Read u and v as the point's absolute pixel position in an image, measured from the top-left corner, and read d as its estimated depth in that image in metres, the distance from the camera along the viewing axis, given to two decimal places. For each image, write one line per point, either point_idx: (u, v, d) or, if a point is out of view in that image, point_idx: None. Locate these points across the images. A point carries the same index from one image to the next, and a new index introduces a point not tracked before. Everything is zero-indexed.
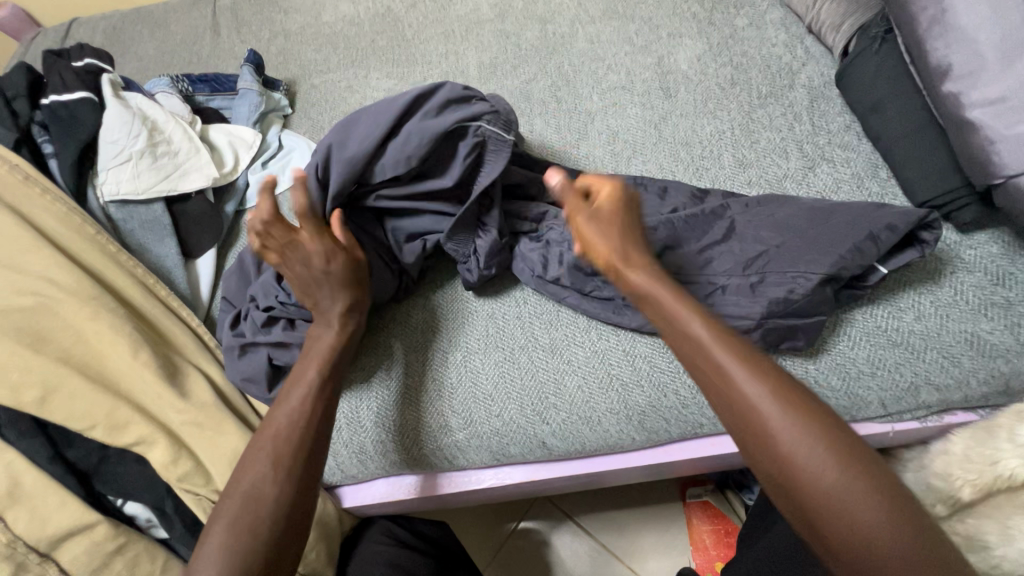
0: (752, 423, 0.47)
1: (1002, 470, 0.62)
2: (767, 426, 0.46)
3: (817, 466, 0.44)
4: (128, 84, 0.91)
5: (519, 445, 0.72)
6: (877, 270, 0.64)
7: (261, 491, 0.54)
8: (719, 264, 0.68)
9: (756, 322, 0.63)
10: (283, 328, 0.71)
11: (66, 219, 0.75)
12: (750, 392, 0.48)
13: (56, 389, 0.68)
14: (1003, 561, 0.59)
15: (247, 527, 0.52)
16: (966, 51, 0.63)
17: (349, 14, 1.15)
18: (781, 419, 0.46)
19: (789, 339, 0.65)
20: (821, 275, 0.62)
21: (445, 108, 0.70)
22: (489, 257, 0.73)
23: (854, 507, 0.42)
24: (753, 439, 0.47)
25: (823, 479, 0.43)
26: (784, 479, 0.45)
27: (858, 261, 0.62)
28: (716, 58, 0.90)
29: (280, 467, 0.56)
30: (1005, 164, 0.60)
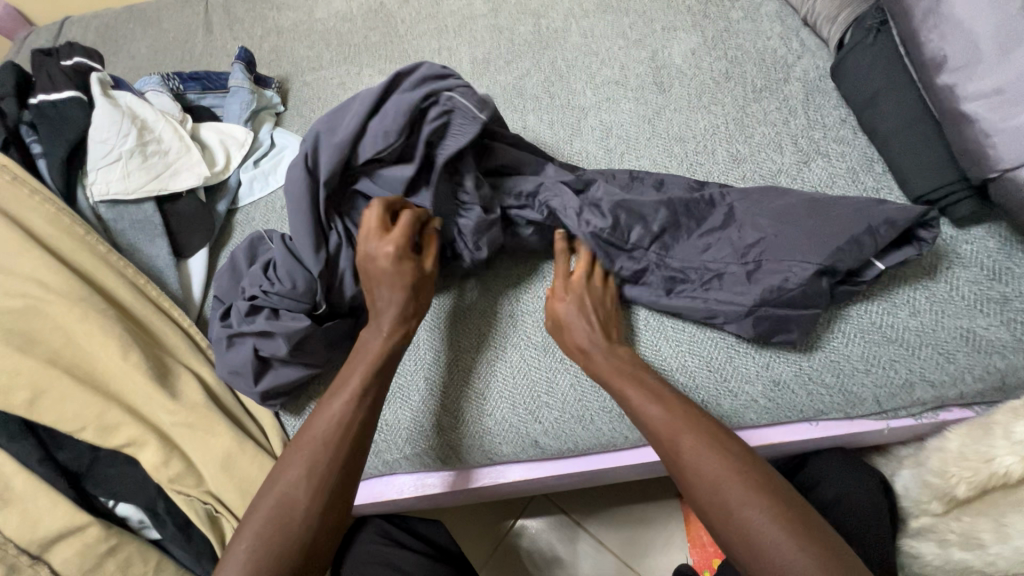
0: (692, 479, 0.54)
1: (997, 467, 0.64)
2: (702, 482, 0.53)
3: (731, 506, 0.51)
4: (117, 83, 0.90)
5: (510, 445, 0.71)
6: (874, 265, 0.64)
7: (294, 495, 0.56)
8: (710, 254, 0.68)
9: (748, 310, 0.64)
10: (266, 318, 0.70)
11: (56, 219, 0.75)
12: (686, 453, 0.55)
13: (46, 392, 0.68)
14: (997, 559, 0.63)
15: (278, 529, 0.54)
16: (962, 42, 0.62)
17: (342, 11, 1.14)
18: (712, 475, 0.53)
19: (782, 332, 0.64)
20: (817, 267, 0.61)
21: (420, 86, 0.66)
22: (476, 240, 0.71)
23: (776, 552, 0.48)
24: (693, 495, 0.53)
25: (750, 527, 0.49)
26: (717, 528, 0.52)
27: (857, 255, 0.62)
28: (711, 52, 0.89)
29: (318, 476, 0.56)
30: (1001, 157, 0.59)
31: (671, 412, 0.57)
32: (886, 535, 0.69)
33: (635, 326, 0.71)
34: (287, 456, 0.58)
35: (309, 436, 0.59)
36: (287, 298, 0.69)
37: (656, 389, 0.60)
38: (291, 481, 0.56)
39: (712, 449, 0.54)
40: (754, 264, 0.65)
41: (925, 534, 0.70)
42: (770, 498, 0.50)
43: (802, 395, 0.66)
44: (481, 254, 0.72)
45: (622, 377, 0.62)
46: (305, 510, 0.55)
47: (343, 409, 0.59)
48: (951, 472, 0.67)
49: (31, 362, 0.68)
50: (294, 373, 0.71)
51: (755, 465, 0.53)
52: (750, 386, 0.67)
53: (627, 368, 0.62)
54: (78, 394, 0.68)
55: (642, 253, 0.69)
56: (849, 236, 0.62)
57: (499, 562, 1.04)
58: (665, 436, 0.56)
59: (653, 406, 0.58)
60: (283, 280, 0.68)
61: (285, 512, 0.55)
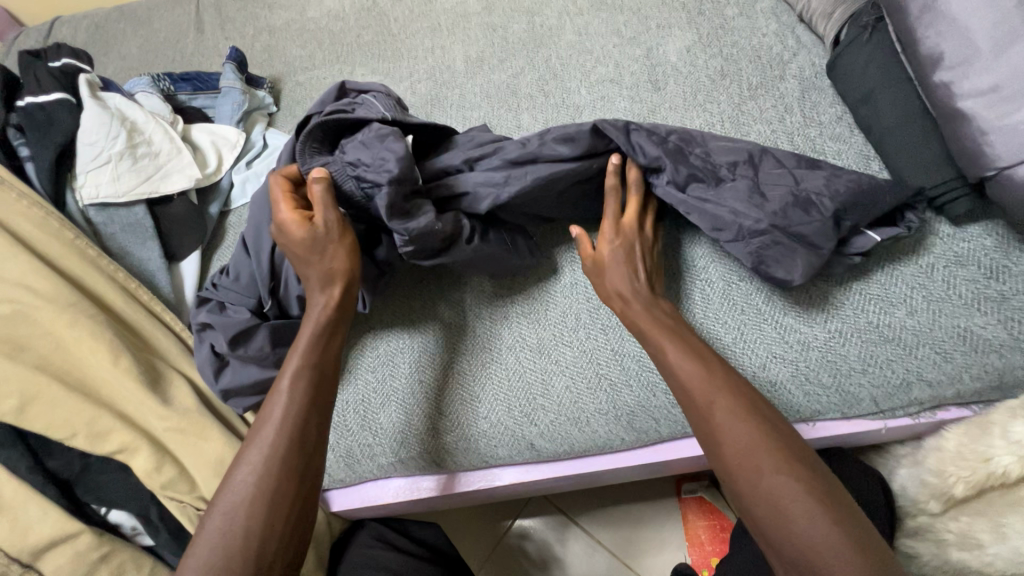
0: (721, 441, 0.53)
1: (994, 467, 0.65)
2: (732, 447, 0.52)
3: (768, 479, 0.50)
4: (106, 84, 0.89)
5: (507, 447, 0.71)
6: (865, 235, 0.64)
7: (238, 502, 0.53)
8: (722, 159, 0.68)
9: (767, 224, 0.63)
10: (211, 312, 0.70)
11: (44, 224, 0.74)
12: (718, 415, 0.53)
13: (36, 399, 0.67)
14: (995, 559, 0.64)
15: (224, 557, 0.51)
16: (958, 39, 0.61)
17: (334, 10, 1.13)
18: (744, 440, 0.52)
19: (785, 257, 0.63)
20: (833, 207, 0.63)
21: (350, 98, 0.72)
22: (380, 163, 0.60)
23: (809, 526, 0.47)
24: (718, 455, 0.53)
25: (778, 495, 0.49)
26: (737, 490, 0.52)
27: (862, 212, 0.63)
28: (706, 49, 0.88)
29: (260, 480, 0.53)
30: (997, 155, 0.58)
31: (707, 372, 0.56)
32: (883, 535, 0.69)
33: (687, 295, 0.70)
34: (230, 474, 0.55)
35: (248, 453, 0.55)
36: (239, 295, 0.70)
37: (694, 347, 0.58)
38: (234, 499, 0.53)
39: (746, 413, 0.53)
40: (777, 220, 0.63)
41: (923, 534, 0.70)
42: (797, 467, 0.50)
43: (800, 395, 0.66)
44: (392, 172, 0.59)
45: (660, 333, 0.60)
46: (246, 533, 0.51)
47: (279, 423, 0.55)
48: (949, 472, 0.67)
49: (19, 368, 0.67)
50: (244, 375, 0.70)
51: (783, 432, 0.53)
52: None
53: (664, 322, 0.61)
54: (68, 400, 0.68)
55: (662, 144, 0.67)
56: (840, 207, 0.63)
57: (497, 561, 1.04)
58: (699, 396, 0.55)
59: (690, 365, 0.57)
60: (237, 278, 0.70)
61: (227, 539, 0.51)
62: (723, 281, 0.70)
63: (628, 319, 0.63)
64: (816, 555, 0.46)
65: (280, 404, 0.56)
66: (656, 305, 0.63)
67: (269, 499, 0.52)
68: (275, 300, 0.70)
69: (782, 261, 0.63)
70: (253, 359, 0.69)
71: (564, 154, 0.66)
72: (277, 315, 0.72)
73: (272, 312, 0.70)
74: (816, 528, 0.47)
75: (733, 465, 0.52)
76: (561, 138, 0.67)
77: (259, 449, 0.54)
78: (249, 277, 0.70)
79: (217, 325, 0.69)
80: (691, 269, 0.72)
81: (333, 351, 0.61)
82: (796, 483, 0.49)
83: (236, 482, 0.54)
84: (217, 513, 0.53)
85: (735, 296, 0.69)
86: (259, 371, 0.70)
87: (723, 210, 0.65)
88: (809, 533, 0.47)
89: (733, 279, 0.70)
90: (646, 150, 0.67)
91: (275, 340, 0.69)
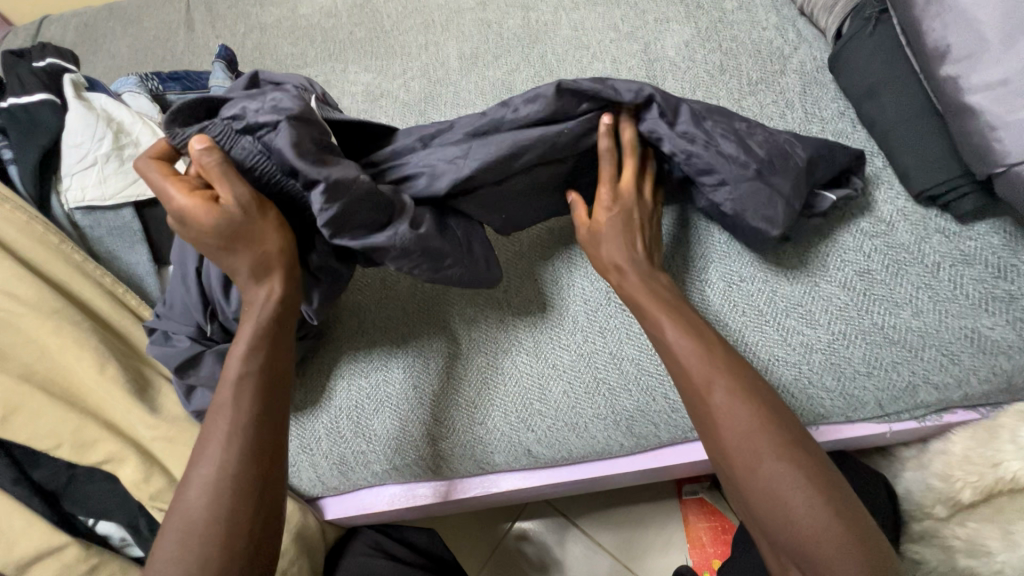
0: (720, 430, 0.50)
1: (1004, 472, 0.63)
2: (731, 436, 0.50)
3: (770, 469, 0.48)
4: (92, 83, 0.86)
5: (503, 453, 0.69)
6: (824, 197, 0.65)
7: (191, 512, 0.51)
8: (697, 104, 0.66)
9: (751, 172, 0.62)
10: (158, 341, 0.68)
11: (27, 228, 0.72)
12: (719, 401, 0.51)
13: (20, 409, 0.66)
14: (1004, 567, 0.62)
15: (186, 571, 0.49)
16: (965, 31, 0.59)
17: (326, 6, 1.10)
18: (745, 429, 0.49)
19: (762, 211, 0.62)
20: (805, 154, 0.63)
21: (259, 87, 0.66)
22: (272, 105, 0.55)
23: (807, 518, 0.46)
24: (717, 444, 0.51)
25: (779, 485, 0.47)
26: (736, 480, 0.50)
27: (829, 167, 0.65)
28: (705, 44, 0.86)
29: (216, 488, 0.51)
30: (1006, 151, 0.56)
31: (708, 356, 0.53)
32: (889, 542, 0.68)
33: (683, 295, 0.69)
34: (183, 486, 0.52)
35: (200, 466, 0.52)
36: (179, 323, 0.67)
37: (695, 327, 0.56)
38: (187, 514, 0.51)
39: (747, 400, 0.50)
40: (762, 167, 0.62)
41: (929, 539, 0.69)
42: (799, 458, 0.48)
43: (803, 400, 0.64)
44: (291, 110, 0.54)
45: (659, 313, 0.57)
46: (202, 551, 0.49)
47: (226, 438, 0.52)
48: (956, 477, 0.66)
49: (3, 378, 0.66)
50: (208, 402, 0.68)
51: (785, 418, 0.50)
52: None
53: (662, 300, 0.58)
54: (53, 410, 0.66)
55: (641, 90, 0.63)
56: (811, 153, 0.64)
57: (496, 566, 1.02)
58: (699, 380, 0.52)
59: (690, 348, 0.54)
60: (175, 306, 0.68)
61: (195, 539, 0.50)
62: (724, 282, 0.69)
63: (627, 296, 0.61)
64: (816, 548, 0.45)
65: (224, 420, 0.53)
66: (654, 283, 0.60)
67: (221, 517, 0.50)
68: (217, 323, 0.67)
69: (761, 206, 0.62)
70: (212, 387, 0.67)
71: (530, 115, 0.62)
72: (224, 338, 0.68)
73: (217, 336, 0.67)
74: (814, 522, 0.46)
75: (732, 455, 0.50)
76: (528, 99, 0.62)
77: (214, 463, 0.52)
78: (183, 304, 0.67)
79: (161, 357, 0.67)
80: (693, 268, 0.70)
81: (282, 356, 0.58)
82: (798, 473, 0.47)
83: (188, 497, 0.51)
84: (174, 527, 0.50)
85: (737, 297, 0.68)
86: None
87: (713, 157, 0.62)
88: (808, 526, 0.46)
89: (734, 279, 0.69)
90: (628, 91, 0.62)
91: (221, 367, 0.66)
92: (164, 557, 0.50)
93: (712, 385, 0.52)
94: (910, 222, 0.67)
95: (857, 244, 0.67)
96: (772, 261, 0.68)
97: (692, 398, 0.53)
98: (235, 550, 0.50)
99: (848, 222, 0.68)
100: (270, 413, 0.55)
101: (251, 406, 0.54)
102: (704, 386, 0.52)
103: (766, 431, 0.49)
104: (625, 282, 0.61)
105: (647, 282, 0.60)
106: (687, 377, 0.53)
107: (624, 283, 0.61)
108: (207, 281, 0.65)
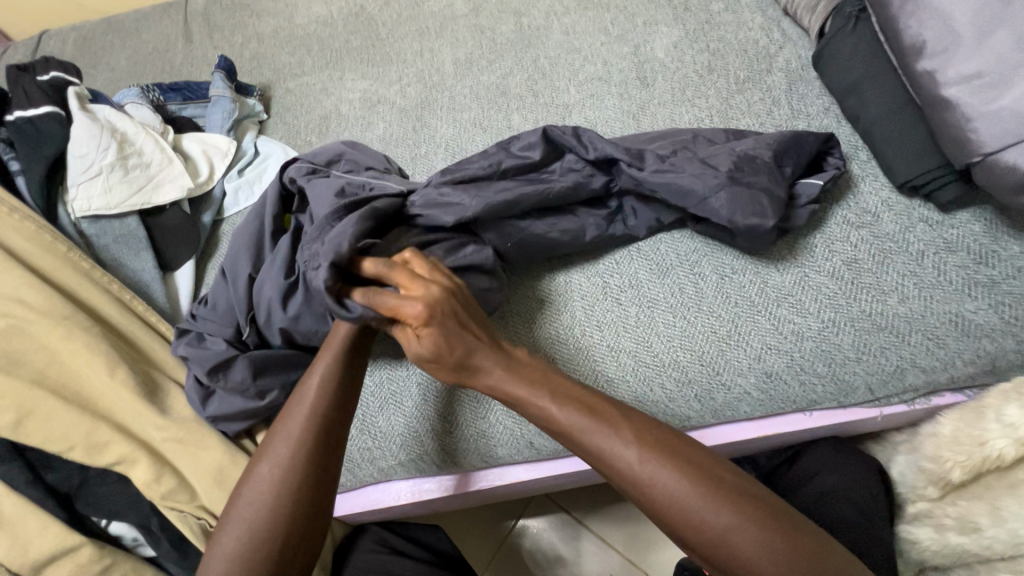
0: (651, 495, 0.50)
1: (990, 450, 0.66)
2: (650, 493, 0.51)
3: (696, 511, 0.49)
4: (95, 96, 0.89)
5: (506, 446, 0.71)
6: (801, 186, 0.69)
7: (262, 492, 0.54)
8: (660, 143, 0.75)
9: (724, 179, 0.66)
10: (192, 342, 0.71)
11: (36, 237, 0.73)
12: (635, 471, 0.51)
13: (32, 414, 0.67)
14: (992, 542, 0.65)
15: (248, 550, 0.52)
16: (940, 28, 0.62)
17: (323, 15, 1.13)
18: (675, 490, 0.50)
19: (758, 213, 0.64)
20: (771, 156, 0.68)
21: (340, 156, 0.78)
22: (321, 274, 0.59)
23: (745, 550, 0.47)
24: (639, 500, 0.52)
25: (706, 525, 0.48)
26: (674, 529, 0.50)
27: (800, 158, 0.69)
28: (692, 45, 0.88)
29: (285, 474, 0.55)
30: (982, 142, 0.59)
31: (614, 432, 0.53)
32: (883, 523, 0.70)
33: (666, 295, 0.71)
34: (254, 468, 0.56)
35: (273, 449, 0.56)
36: (216, 325, 0.70)
37: (587, 402, 0.55)
38: (260, 494, 0.54)
39: (668, 456, 0.51)
40: (732, 175, 0.66)
41: (922, 519, 0.71)
42: (737, 497, 0.49)
43: (795, 386, 0.66)
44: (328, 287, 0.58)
45: (539, 397, 0.56)
46: (266, 535, 0.52)
47: (305, 419, 0.57)
48: (945, 457, 0.68)
49: (15, 382, 0.68)
50: (233, 405, 0.69)
51: (695, 457, 0.52)
52: (742, 378, 0.66)
53: (540, 383, 0.56)
54: (67, 415, 0.68)
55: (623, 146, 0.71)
56: (776, 152, 0.68)
57: (501, 562, 1.04)
58: (596, 451, 0.53)
59: (589, 427, 0.54)
60: (215, 307, 0.71)
61: (254, 528, 0.53)
62: (716, 274, 0.71)
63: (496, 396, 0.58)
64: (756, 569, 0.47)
65: (306, 405, 0.58)
66: (523, 369, 0.58)
67: (287, 497, 0.54)
68: (255, 328, 0.69)
69: (749, 207, 0.64)
70: (235, 391, 0.68)
71: (527, 162, 0.71)
72: (258, 345, 0.70)
73: (252, 341, 0.69)
74: (762, 556, 0.47)
75: (670, 515, 0.50)
76: (524, 148, 0.72)
77: (286, 446, 0.56)
78: (227, 306, 0.70)
79: (194, 356, 0.69)
80: (687, 263, 0.72)
81: (362, 352, 0.64)
82: (742, 517, 0.48)
83: (258, 483, 0.55)
84: (241, 507, 0.55)
85: (729, 289, 0.70)
86: (242, 399, 0.69)
87: (686, 177, 0.67)
88: (763, 565, 0.47)
89: (726, 272, 0.71)
90: (597, 145, 0.71)
91: (252, 371, 0.67)
92: (232, 541, 0.53)
93: (607, 451, 0.53)
94: (895, 211, 0.70)
95: (845, 234, 0.70)
96: (764, 250, 0.71)
97: (600, 467, 0.54)
98: (293, 530, 0.53)
99: (836, 213, 0.71)
100: (342, 403, 0.60)
101: (330, 399, 0.59)
102: (603, 455, 0.53)
103: (678, 476, 0.50)
104: (492, 381, 0.57)
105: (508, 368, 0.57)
106: (584, 447, 0.54)
107: (490, 384, 0.57)
108: (257, 288, 0.68)
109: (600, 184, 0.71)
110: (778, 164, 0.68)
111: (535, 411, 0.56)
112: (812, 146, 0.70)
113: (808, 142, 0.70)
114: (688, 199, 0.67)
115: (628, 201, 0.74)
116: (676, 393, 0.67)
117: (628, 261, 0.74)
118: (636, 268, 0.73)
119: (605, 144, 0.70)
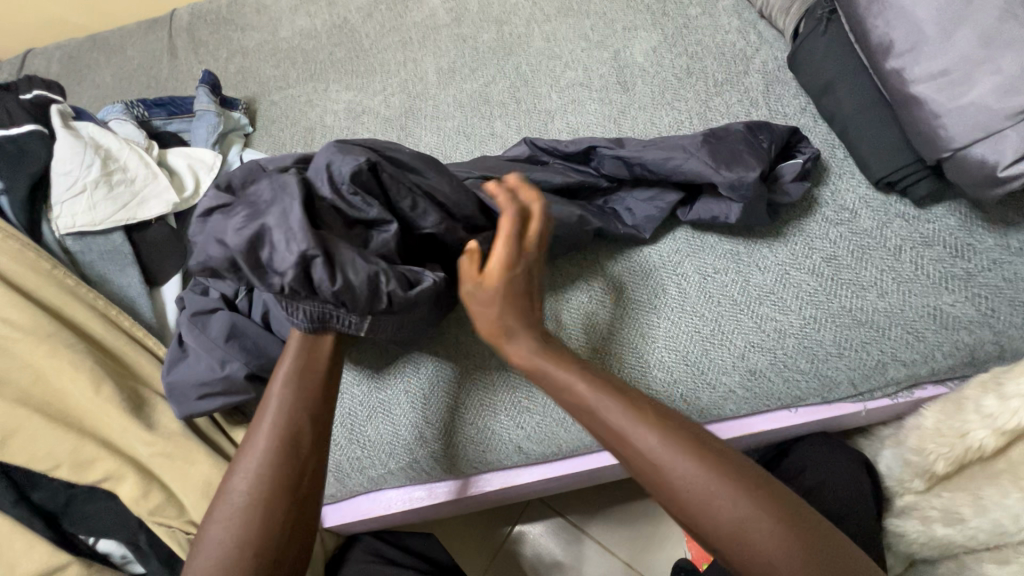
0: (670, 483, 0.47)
1: (971, 441, 0.67)
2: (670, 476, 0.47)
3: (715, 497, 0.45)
4: (78, 113, 0.89)
5: (496, 453, 0.71)
6: (781, 176, 0.70)
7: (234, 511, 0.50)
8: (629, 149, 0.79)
9: (701, 139, 0.69)
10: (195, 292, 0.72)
11: (20, 256, 0.73)
12: (658, 454, 0.48)
13: (16, 432, 0.68)
14: (977, 532, 0.66)
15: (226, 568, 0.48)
16: (907, 26, 0.63)
17: (306, 28, 1.13)
18: (697, 477, 0.46)
19: (742, 168, 0.66)
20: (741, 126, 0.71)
21: None
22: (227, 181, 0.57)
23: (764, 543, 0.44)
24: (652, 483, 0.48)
25: (726, 515, 0.45)
26: (688, 513, 0.47)
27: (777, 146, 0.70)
28: (671, 49, 0.89)
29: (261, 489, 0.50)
30: (951, 137, 0.60)
31: (638, 415, 0.50)
32: (872, 520, 0.70)
33: (651, 299, 0.71)
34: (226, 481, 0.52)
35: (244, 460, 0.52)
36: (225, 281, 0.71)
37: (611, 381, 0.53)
38: (230, 512, 0.50)
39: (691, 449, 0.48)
40: (710, 135, 0.70)
41: (909, 512, 0.72)
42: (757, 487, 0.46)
43: (779, 382, 0.67)
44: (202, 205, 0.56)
45: (563, 371, 0.53)
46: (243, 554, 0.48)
47: (272, 426, 0.53)
48: (929, 449, 0.69)
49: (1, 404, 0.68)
50: (194, 371, 0.69)
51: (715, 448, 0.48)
52: (726, 377, 0.67)
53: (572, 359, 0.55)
54: (54, 432, 0.68)
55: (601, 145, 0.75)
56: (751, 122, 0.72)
57: (500, 568, 1.03)
58: (614, 432, 0.50)
59: (615, 406, 0.51)
60: None
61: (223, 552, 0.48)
62: (698, 274, 0.71)
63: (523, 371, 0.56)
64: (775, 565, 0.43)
65: (272, 412, 0.54)
66: (556, 349, 0.56)
67: (263, 511, 0.50)
68: (251, 297, 0.70)
69: (732, 161, 0.67)
70: (201, 352, 0.68)
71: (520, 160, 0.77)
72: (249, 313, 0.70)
73: (242, 306, 0.70)
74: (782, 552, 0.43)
75: (686, 502, 0.46)
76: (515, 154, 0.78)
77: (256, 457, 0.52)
78: None
79: (190, 303, 0.70)
80: (668, 265, 0.72)
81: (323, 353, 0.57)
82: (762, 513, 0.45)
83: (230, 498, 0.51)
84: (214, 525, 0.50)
85: (712, 288, 0.70)
86: (207, 365, 0.68)
87: (668, 147, 0.70)
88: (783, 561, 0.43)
89: (709, 272, 0.71)
90: (576, 142, 0.75)
91: (229, 332, 0.67)
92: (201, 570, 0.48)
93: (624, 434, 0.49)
94: (871, 208, 0.70)
95: (824, 232, 0.70)
96: (746, 252, 0.71)
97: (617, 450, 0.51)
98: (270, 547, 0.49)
99: (814, 212, 0.72)
100: (310, 402, 0.55)
101: (302, 404, 0.54)
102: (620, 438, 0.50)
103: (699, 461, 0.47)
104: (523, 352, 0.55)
105: (536, 350, 0.55)
106: (602, 430, 0.51)
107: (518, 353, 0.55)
108: None
109: (600, 170, 0.73)
110: (753, 138, 0.70)
111: (553, 377, 0.54)
112: (781, 134, 0.71)
113: (776, 128, 0.71)
114: (667, 165, 0.69)
115: (620, 198, 0.74)
116: (662, 394, 0.67)
117: (612, 267, 0.74)
118: (620, 270, 0.73)
119: (582, 139, 0.75)
